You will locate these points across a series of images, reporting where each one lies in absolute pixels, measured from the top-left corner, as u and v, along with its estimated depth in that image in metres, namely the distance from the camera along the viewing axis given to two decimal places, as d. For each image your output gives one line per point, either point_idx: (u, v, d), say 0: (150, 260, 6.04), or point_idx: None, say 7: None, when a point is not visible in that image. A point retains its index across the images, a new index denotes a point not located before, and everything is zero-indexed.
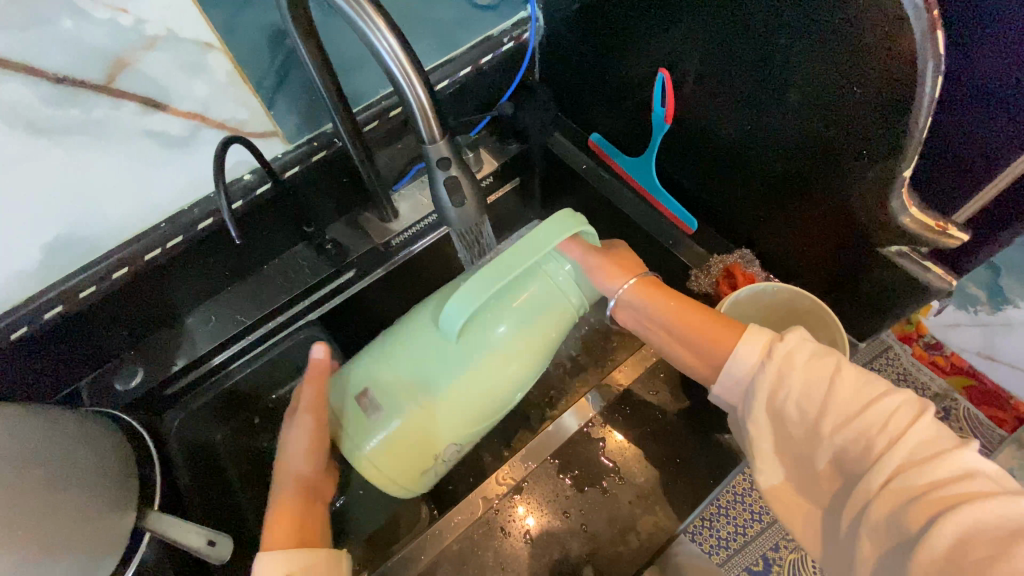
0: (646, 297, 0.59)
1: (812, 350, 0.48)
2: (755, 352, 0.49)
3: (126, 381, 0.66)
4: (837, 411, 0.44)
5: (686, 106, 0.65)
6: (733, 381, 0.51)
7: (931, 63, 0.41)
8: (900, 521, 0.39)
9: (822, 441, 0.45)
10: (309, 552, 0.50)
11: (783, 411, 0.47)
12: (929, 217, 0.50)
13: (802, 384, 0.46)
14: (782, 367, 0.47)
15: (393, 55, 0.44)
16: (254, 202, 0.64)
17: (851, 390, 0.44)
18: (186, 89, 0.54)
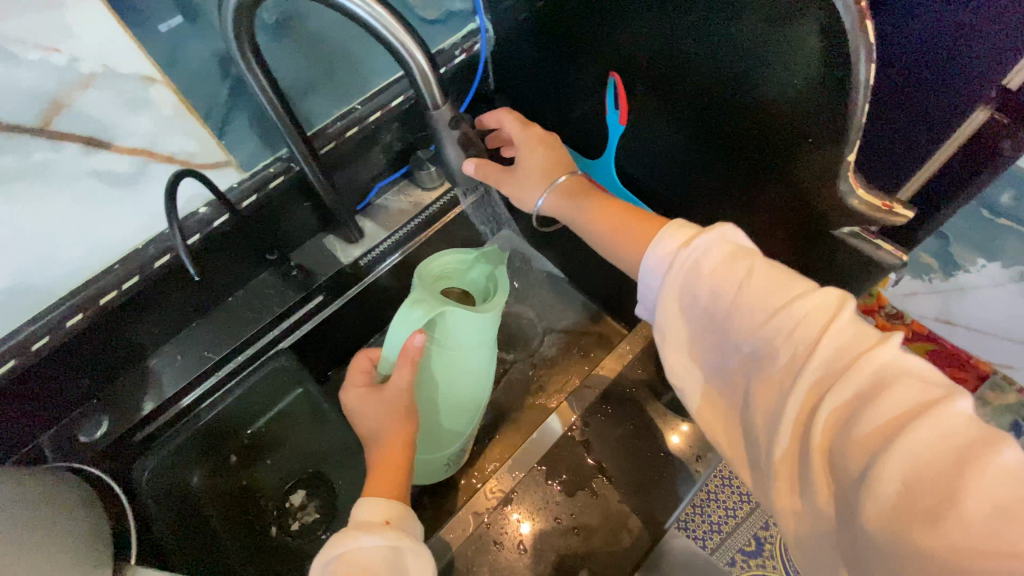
0: (562, 201, 0.61)
1: (726, 255, 0.46)
2: (669, 245, 0.49)
3: (90, 432, 0.64)
4: (752, 315, 0.44)
5: (637, 108, 0.66)
6: (650, 286, 0.50)
7: (864, 51, 0.43)
8: (843, 460, 0.37)
9: (737, 344, 0.45)
10: (390, 500, 0.48)
11: (698, 317, 0.47)
12: (875, 197, 0.52)
13: (712, 287, 0.46)
14: (692, 270, 0.47)
15: (385, 22, 0.42)
16: (211, 236, 0.61)
17: (765, 290, 0.44)
18: (130, 125, 0.53)
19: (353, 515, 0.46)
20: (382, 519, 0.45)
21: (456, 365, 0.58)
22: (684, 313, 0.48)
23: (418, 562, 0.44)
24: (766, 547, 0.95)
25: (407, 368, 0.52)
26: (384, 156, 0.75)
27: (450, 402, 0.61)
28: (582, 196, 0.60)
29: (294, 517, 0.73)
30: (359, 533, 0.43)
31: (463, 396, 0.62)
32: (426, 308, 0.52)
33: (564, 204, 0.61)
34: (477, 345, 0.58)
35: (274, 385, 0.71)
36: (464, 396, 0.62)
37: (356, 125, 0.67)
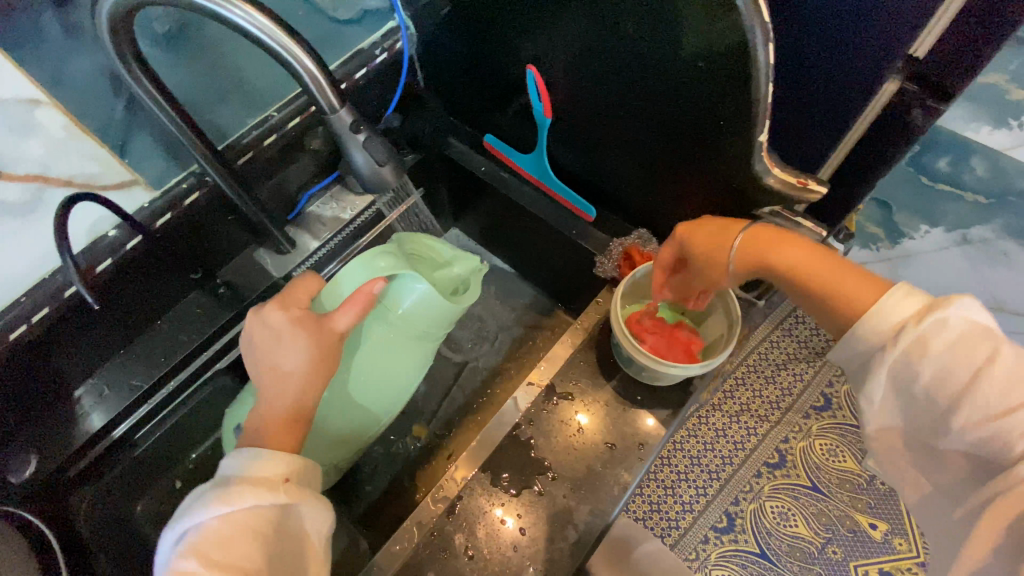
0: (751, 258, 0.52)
1: (971, 326, 0.40)
2: (903, 315, 0.42)
3: (20, 472, 0.60)
4: (974, 406, 0.39)
5: (560, 98, 0.65)
6: (860, 345, 0.45)
7: (759, 32, 0.43)
8: (1023, 527, 0.36)
9: (946, 424, 0.40)
10: (293, 455, 0.46)
11: (907, 387, 0.42)
12: (790, 174, 0.53)
13: (934, 371, 0.40)
14: (912, 350, 0.41)
15: (263, 29, 0.40)
16: (125, 260, 0.59)
17: (987, 387, 0.38)
18: (19, 150, 0.52)
19: (245, 464, 0.44)
20: (284, 478, 0.44)
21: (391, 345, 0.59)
22: (892, 384, 0.43)
23: (315, 512, 0.45)
24: (737, 522, 0.96)
25: (354, 312, 0.50)
26: (311, 163, 0.73)
27: (371, 385, 0.60)
28: (779, 246, 0.51)
29: None
30: (256, 494, 0.42)
31: (389, 384, 0.61)
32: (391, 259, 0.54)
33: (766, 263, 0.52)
34: (420, 336, 0.59)
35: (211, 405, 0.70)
36: (389, 382, 0.61)
37: (274, 132, 0.65)
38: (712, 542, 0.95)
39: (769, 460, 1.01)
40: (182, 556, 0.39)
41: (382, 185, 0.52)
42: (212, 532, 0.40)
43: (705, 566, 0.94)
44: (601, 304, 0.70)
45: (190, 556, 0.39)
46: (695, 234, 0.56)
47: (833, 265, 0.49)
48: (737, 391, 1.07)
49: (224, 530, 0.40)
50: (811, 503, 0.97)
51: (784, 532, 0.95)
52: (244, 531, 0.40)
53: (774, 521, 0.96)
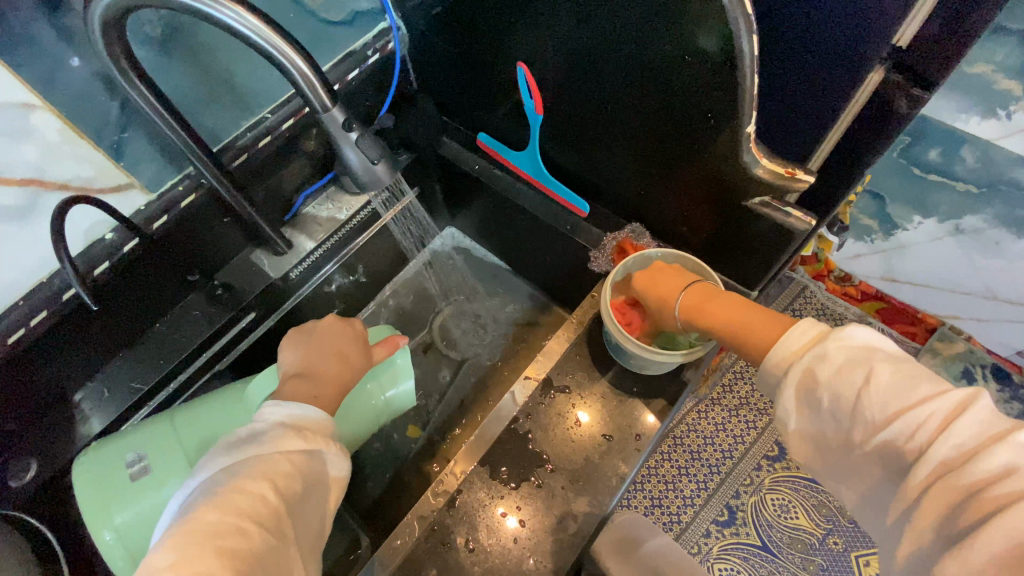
0: (697, 305, 0.55)
1: (845, 352, 0.41)
2: (796, 342, 0.44)
3: (20, 477, 0.61)
4: (877, 412, 0.38)
5: (549, 96, 0.66)
6: (768, 376, 0.45)
7: (744, 24, 0.43)
8: (946, 520, 0.33)
9: (852, 440, 0.39)
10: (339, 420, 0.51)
11: (814, 401, 0.41)
12: (778, 165, 0.53)
13: (828, 390, 0.40)
14: (806, 371, 0.42)
15: (251, 28, 0.41)
16: (123, 262, 0.60)
17: (883, 394, 0.38)
18: (13, 155, 0.50)
19: (299, 413, 0.47)
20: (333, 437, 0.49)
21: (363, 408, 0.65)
22: (800, 401, 0.42)
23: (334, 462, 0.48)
24: (739, 515, 0.96)
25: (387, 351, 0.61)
26: (305, 165, 0.73)
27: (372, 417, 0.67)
28: (710, 297, 0.54)
29: None
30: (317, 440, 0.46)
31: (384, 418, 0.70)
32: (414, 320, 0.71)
33: (700, 317, 0.54)
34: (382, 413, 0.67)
35: None
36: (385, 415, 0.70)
37: (268, 134, 0.66)
38: (714, 536, 0.96)
39: (768, 453, 1.01)
40: (249, 476, 0.41)
41: (376, 183, 0.52)
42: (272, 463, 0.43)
43: (706, 559, 0.94)
44: (595, 298, 0.71)
45: (256, 476, 0.41)
46: (653, 280, 0.60)
47: (750, 310, 0.51)
48: (736, 385, 1.08)
49: (284, 461, 0.43)
50: (811, 495, 0.98)
51: (784, 524, 0.96)
52: (296, 465, 0.44)
53: (775, 513, 0.97)
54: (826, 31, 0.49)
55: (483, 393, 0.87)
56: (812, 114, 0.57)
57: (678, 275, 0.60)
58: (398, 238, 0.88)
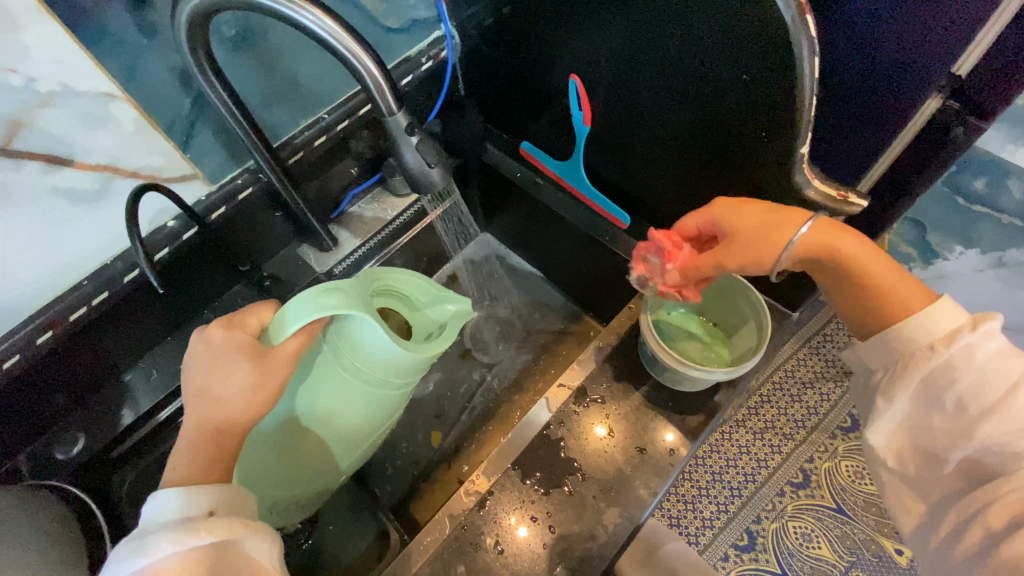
0: (811, 248, 0.48)
1: (999, 348, 0.41)
2: (937, 327, 0.44)
3: (66, 450, 0.64)
4: (999, 418, 0.40)
5: (599, 108, 0.67)
6: (892, 354, 0.46)
7: (806, 45, 0.44)
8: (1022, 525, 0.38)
9: (966, 435, 0.41)
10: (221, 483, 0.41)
11: (937, 396, 0.43)
12: (830, 187, 0.53)
13: (969, 384, 0.41)
14: (954, 359, 0.42)
15: (330, 32, 0.43)
16: (181, 249, 0.62)
17: (1021, 399, 0.39)
18: (92, 142, 0.52)
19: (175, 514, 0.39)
20: (206, 511, 0.39)
21: (342, 393, 0.51)
22: (920, 391, 0.44)
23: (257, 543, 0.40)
24: (759, 541, 0.95)
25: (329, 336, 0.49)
26: (354, 165, 0.76)
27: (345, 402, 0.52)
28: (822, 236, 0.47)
29: None
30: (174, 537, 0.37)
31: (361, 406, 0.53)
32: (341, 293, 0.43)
33: (816, 259, 0.49)
34: (371, 382, 0.50)
35: None
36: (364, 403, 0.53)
37: (323, 134, 0.68)
38: (732, 560, 0.94)
39: (792, 479, 0.99)
40: None
41: (429, 186, 0.54)
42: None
43: None
44: (632, 309, 0.71)
45: None
46: (737, 219, 0.50)
47: (887, 272, 0.47)
48: (762, 408, 1.06)
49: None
50: (835, 525, 0.96)
51: (806, 554, 0.94)
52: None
53: (797, 542, 0.95)
54: (890, 56, 0.49)
55: (511, 399, 0.88)
56: (865, 137, 0.57)
57: (773, 208, 0.49)
58: (443, 238, 0.90)
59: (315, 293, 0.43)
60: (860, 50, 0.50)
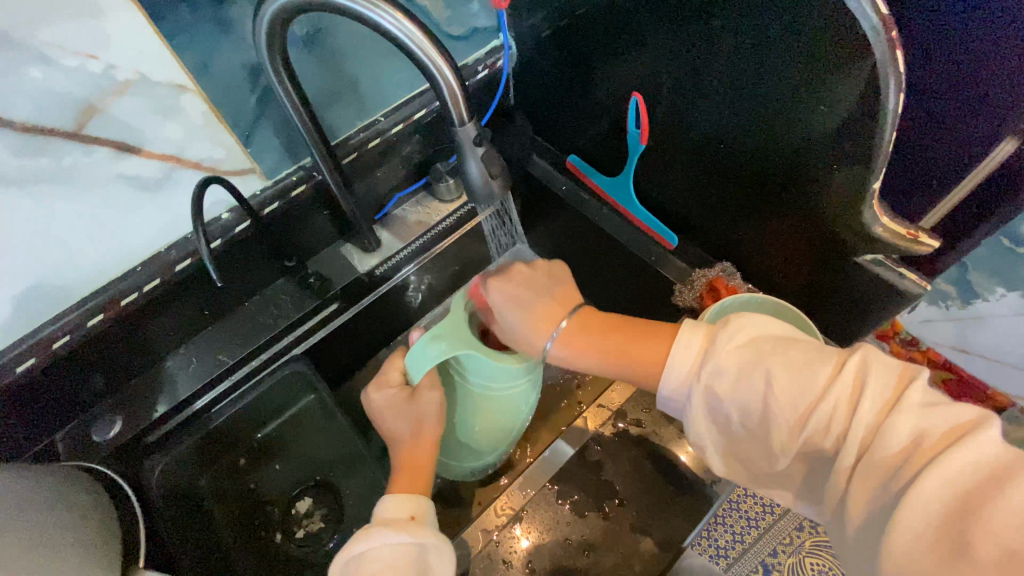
0: (575, 343, 0.52)
1: (741, 351, 0.43)
2: (686, 363, 0.46)
3: (104, 432, 0.64)
4: (778, 420, 0.41)
5: (657, 126, 0.66)
6: (671, 398, 0.47)
7: (893, 80, 0.43)
8: (882, 507, 0.36)
9: (774, 449, 0.42)
10: (416, 495, 0.50)
11: (727, 416, 0.44)
12: (900, 226, 0.52)
13: (735, 403, 0.43)
14: (707, 392, 0.44)
15: (412, 37, 0.43)
16: (233, 241, 0.64)
17: (787, 391, 0.40)
18: (159, 132, 0.52)
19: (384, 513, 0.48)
20: (409, 515, 0.48)
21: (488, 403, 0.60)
22: (710, 416, 0.45)
23: (438, 553, 0.46)
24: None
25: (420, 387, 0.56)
26: (401, 167, 0.76)
27: (492, 407, 0.61)
28: (589, 330, 0.52)
29: (299, 526, 0.73)
30: (385, 532, 0.46)
31: (505, 404, 0.61)
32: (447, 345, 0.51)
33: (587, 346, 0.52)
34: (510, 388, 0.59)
35: (289, 387, 0.72)
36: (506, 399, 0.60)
37: (377, 135, 0.70)
38: None
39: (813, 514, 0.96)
40: None
41: (488, 197, 0.54)
42: (359, 568, 0.44)
43: None
44: None
45: None
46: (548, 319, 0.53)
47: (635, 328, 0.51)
48: None
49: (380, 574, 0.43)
50: None
51: None
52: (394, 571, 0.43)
53: None
54: (967, 98, 0.48)
55: None
56: (937, 177, 0.55)
57: (529, 291, 0.55)
58: (486, 236, 0.87)
59: (426, 341, 0.53)
60: (943, 86, 0.48)
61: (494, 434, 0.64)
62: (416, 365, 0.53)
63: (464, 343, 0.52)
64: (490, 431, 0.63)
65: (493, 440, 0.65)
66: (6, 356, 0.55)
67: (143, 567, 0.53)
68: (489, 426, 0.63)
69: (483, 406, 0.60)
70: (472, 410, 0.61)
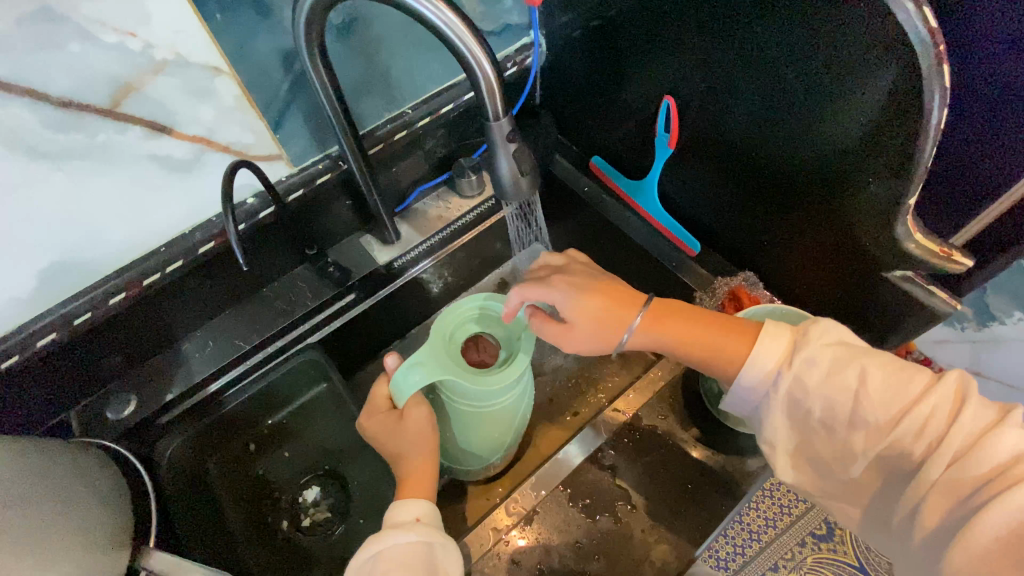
0: (650, 330, 0.55)
1: (832, 353, 0.46)
2: (769, 354, 0.49)
3: (118, 410, 0.64)
4: (866, 421, 0.44)
5: (687, 131, 0.65)
6: (749, 390, 0.50)
7: (937, 95, 0.42)
8: (966, 512, 0.39)
9: (853, 447, 0.45)
10: (421, 499, 0.51)
11: (811, 414, 0.47)
12: (934, 243, 0.51)
13: (823, 398, 0.46)
14: (794, 383, 0.47)
15: (453, 29, 0.43)
16: (258, 225, 0.64)
17: (880, 397, 0.44)
18: (193, 113, 0.53)
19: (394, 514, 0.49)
20: (415, 517, 0.48)
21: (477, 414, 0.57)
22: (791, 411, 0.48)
23: (449, 553, 0.47)
24: None
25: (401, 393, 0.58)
26: (424, 161, 0.76)
27: (483, 414, 0.58)
28: (666, 324, 0.55)
29: (306, 514, 0.73)
30: (395, 533, 0.46)
31: (497, 409, 0.57)
32: (425, 370, 0.52)
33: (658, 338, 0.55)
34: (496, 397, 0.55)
35: (298, 376, 0.71)
36: (494, 406, 0.56)
37: (405, 128, 0.70)
38: None
39: (816, 530, 0.94)
40: None
41: (516, 195, 0.54)
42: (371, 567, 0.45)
43: None
44: None
45: None
46: (650, 322, 0.55)
47: (708, 329, 0.53)
48: None
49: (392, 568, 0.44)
50: None
51: None
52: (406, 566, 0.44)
53: None
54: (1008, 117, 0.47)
55: None
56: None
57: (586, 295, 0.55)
58: (510, 237, 0.88)
59: (406, 369, 0.54)
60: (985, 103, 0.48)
61: (490, 437, 0.61)
62: (404, 394, 0.54)
63: (445, 367, 0.52)
64: (488, 434, 0.61)
65: (488, 443, 0.62)
66: (27, 330, 0.55)
67: (153, 548, 0.53)
68: (486, 430, 0.60)
69: (475, 417, 0.58)
70: (467, 421, 0.58)
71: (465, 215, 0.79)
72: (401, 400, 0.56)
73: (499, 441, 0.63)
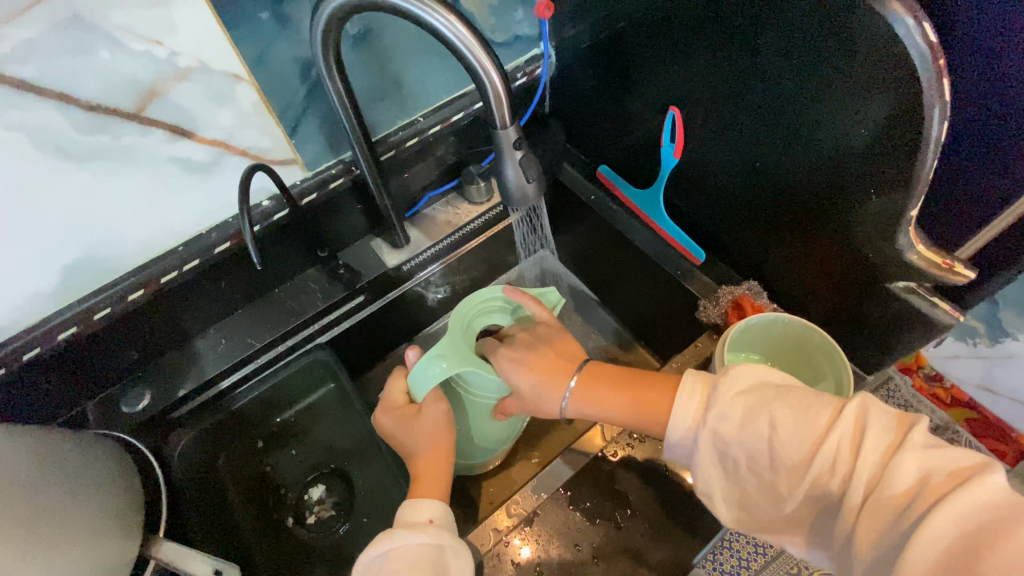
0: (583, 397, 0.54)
1: (744, 400, 0.44)
2: (688, 411, 0.47)
3: (132, 404, 0.66)
4: (785, 463, 0.41)
5: (692, 141, 0.66)
6: (676, 447, 0.48)
7: (937, 109, 0.43)
8: (892, 545, 0.35)
9: (780, 492, 0.42)
10: (435, 500, 0.51)
11: (740, 466, 0.44)
12: (936, 255, 0.51)
13: (743, 447, 0.43)
14: (714, 439, 0.45)
15: (464, 42, 0.44)
16: (272, 227, 0.66)
17: (792, 436, 0.41)
18: (213, 118, 0.55)
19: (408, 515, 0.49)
20: (427, 519, 0.49)
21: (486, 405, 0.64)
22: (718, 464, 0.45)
23: (460, 558, 0.46)
24: None
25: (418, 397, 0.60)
26: (434, 167, 0.78)
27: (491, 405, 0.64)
28: (600, 384, 0.53)
29: (311, 511, 0.74)
30: (406, 533, 0.47)
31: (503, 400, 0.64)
32: (448, 362, 0.57)
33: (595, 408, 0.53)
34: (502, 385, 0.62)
35: (308, 375, 0.74)
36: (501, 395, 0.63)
37: (416, 136, 0.73)
38: None
39: None
40: None
41: (522, 200, 0.55)
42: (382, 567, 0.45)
43: None
44: (699, 348, 0.69)
45: None
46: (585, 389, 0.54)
47: (636, 387, 0.52)
48: None
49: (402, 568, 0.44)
50: None
51: None
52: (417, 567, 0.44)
53: None
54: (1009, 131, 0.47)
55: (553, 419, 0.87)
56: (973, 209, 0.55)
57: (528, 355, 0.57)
58: (517, 243, 0.89)
59: (426, 364, 0.58)
60: (985, 118, 0.48)
61: (495, 428, 0.68)
62: (422, 389, 0.58)
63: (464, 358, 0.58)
64: (492, 425, 0.67)
65: (495, 435, 0.69)
66: (49, 323, 0.58)
67: (162, 537, 0.55)
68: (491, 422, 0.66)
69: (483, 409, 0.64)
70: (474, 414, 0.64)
71: (474, 221, 0.80)
72: (420, 395, 0.59)
73: (504, 431, 0.70)
